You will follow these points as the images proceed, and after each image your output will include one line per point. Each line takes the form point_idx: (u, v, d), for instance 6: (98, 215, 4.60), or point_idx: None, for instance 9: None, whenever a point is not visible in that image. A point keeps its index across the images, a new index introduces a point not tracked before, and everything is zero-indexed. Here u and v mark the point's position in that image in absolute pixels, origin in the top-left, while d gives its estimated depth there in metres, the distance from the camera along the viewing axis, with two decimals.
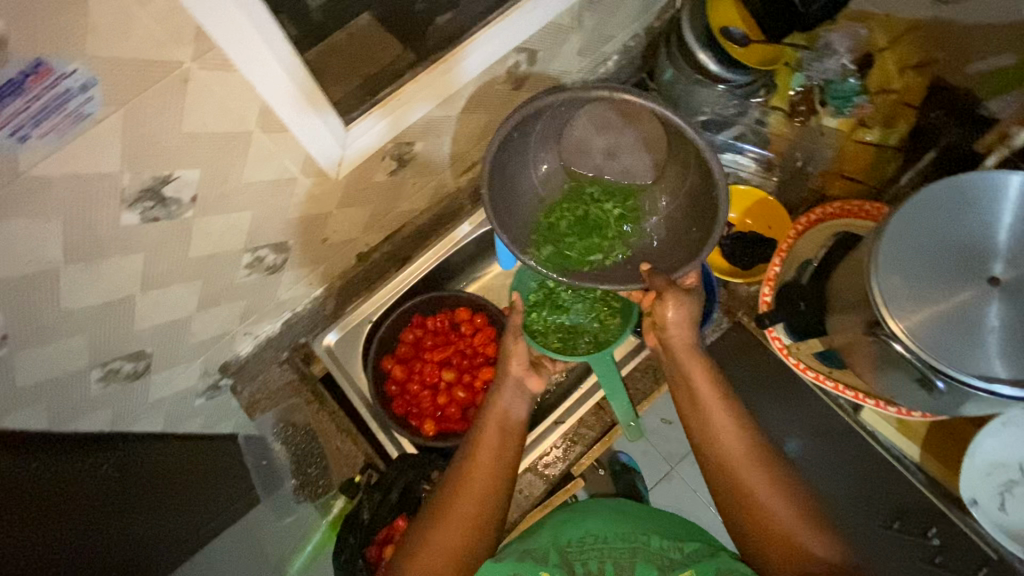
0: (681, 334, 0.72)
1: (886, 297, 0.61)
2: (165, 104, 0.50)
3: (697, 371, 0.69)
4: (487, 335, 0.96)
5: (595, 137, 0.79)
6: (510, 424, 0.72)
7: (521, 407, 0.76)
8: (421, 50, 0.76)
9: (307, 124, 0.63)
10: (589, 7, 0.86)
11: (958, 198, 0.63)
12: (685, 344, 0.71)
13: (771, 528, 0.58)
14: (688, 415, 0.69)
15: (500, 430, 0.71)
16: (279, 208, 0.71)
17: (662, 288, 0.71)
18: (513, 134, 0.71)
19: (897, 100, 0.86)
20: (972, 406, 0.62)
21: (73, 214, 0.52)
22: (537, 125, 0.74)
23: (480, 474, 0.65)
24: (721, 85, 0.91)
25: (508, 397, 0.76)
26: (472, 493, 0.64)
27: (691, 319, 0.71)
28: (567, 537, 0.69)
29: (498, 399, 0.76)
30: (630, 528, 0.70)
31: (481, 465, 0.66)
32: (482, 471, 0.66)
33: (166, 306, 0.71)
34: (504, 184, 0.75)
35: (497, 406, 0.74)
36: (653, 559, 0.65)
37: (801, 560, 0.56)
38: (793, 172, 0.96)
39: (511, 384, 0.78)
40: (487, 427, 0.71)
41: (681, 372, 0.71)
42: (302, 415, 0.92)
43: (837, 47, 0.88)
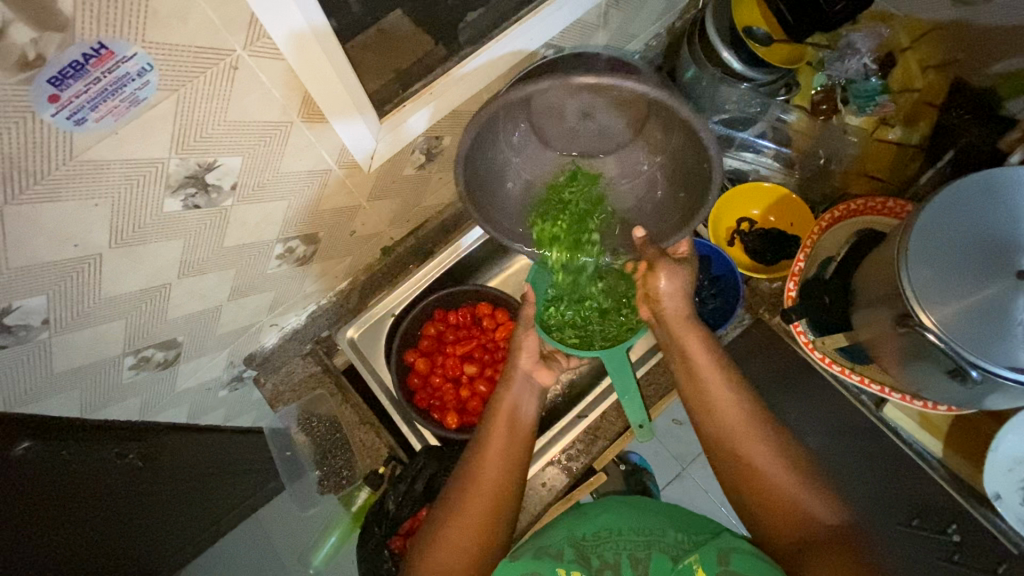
0: (677, 308, 0.74)
1: (916, 289, 0.62)
2: (215, 91, 0.51)
3: (693, 343, 0.71)
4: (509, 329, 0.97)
5: (568, 101, 0.67)
6: (520, 416, 0.72)
7: (531, 398, 0.75)
8: (453, 44, 0.77)
9: (347, 115, 0.63)
10: (615, 5, 0.87)
11: (986, 193, 0.64)
12: (680, 318, 0.73)
13: (776, 505, 0.59)
14: (685, 387, 0.70)
15: (510, 423, 0.71)
16: (313, 199, 0.72)
17: (653, 258, 0.75)
18: (488, 126, 0.67)
19: (918, 100, 0.89)
20: (1000, 398, 0.63)
21: (121, 198, 0.53)
22: (510, 109, 0.67)
23: (491, 469, 0.66)
24: (744, 84, 0.92)
25: (516, 391, 0.75)
26: (484, 489, 0.65)
27: (683, 289, 0.74)
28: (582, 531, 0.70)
29: (506, 390, 0.75)
30: (644, 521, 0.70)
31: (492, 459, 0.67)
32: (492, 457, 0.67)
33: (200, 295, 0.71)
34: (486, 172, 0.73)
35: (506, 398, 0.74)
36: (666, 549, 0.66)
37: (802, 526, 0.57)
38: (816, 170, 0.97)
39: (522, 377, 0.78)
40: (496, 419, 0.71)
41: (677, 345, 0.73)
42: (326, 407, 0.92)
43: (860, 46, 0.91)
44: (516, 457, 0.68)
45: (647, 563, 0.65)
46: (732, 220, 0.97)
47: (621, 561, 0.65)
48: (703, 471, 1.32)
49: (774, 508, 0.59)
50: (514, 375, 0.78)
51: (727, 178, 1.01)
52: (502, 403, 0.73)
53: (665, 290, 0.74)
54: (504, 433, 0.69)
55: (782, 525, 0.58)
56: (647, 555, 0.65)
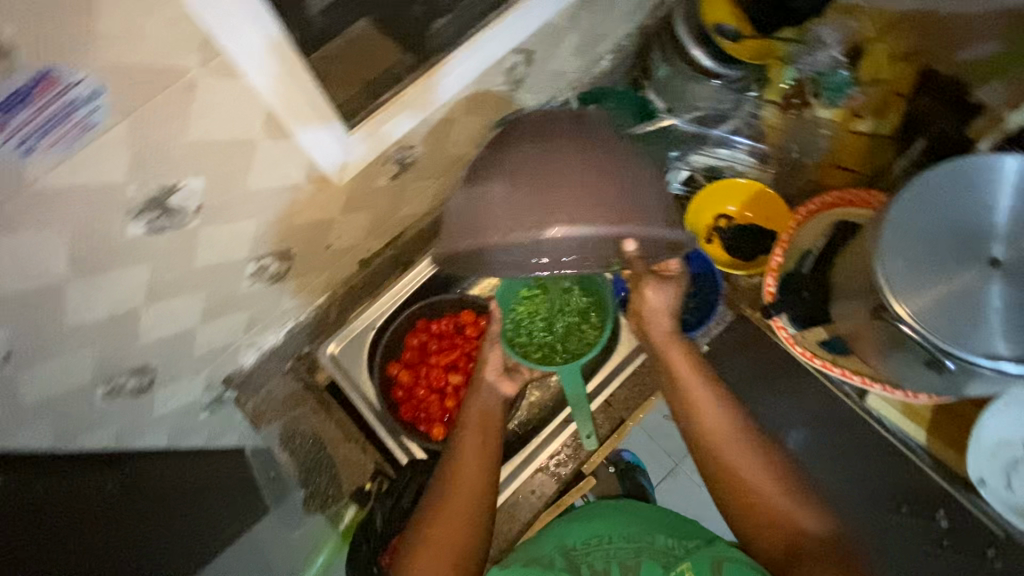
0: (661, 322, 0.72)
1: (892, 281, 0.61)
2: (172, 112, 0.50)
3: (677, 357, 0.70)
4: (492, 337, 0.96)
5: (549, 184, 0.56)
6: (489, 424, 0.75)
7: (497, 407, 0.78)
8: (420, 53, 0.76)
9: (312, 129, 0.62)
10: (583, 7, 0.87)
11: (958, 182, 0.64)
12: (666, 332, 0.72)
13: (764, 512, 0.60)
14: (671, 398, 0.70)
15: (482, 431, 0.73)
16: (283, 216, 0.70)
17: (640, 277, 0.70)
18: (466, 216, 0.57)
19: (888, 91, 0.88)
20: (978, 385, 0.63)
21: (81, 225, 0.52)
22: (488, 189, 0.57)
23: (467, 477, 0.68)
24: (715, 81, 0.94)
25: (483, 396, 0.78)
26: (462, 495, 0.66)
27: (669, 304, 0.72)
28: (575, 540, 0.71)
29: (474, 401, 0.78)
30: (637, 529, 0.71)
31: (466, 470, 0.68)
32: (467, 468, 0.69)
33: (172, 318, 0.70)
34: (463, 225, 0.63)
35: (473, 408, 0.76)
36: (657, 556, 0.65)
37: (791, 536, 0.58)
38: (790, 164, 0.98)
39: (488, 387, 0.80)
40: (467, 430, 0.73)
41: (662, 359, 0.71)
42: (308, 423, 0.90)
43: (826, 39, 0.88)
44: (490, 462, 0.70)
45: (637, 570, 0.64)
46: (710, 216, 0.96)
47: (611, 569, 0.65)
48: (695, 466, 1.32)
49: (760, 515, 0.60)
50: (482, 387, 0.79)
51: (704, 175, 1.01)
52: (468, 413, 0.76)
53: (655, 306, 0.71)
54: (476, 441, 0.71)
55: (770, 533, 0.59)
56: (637, 562, 0.65)
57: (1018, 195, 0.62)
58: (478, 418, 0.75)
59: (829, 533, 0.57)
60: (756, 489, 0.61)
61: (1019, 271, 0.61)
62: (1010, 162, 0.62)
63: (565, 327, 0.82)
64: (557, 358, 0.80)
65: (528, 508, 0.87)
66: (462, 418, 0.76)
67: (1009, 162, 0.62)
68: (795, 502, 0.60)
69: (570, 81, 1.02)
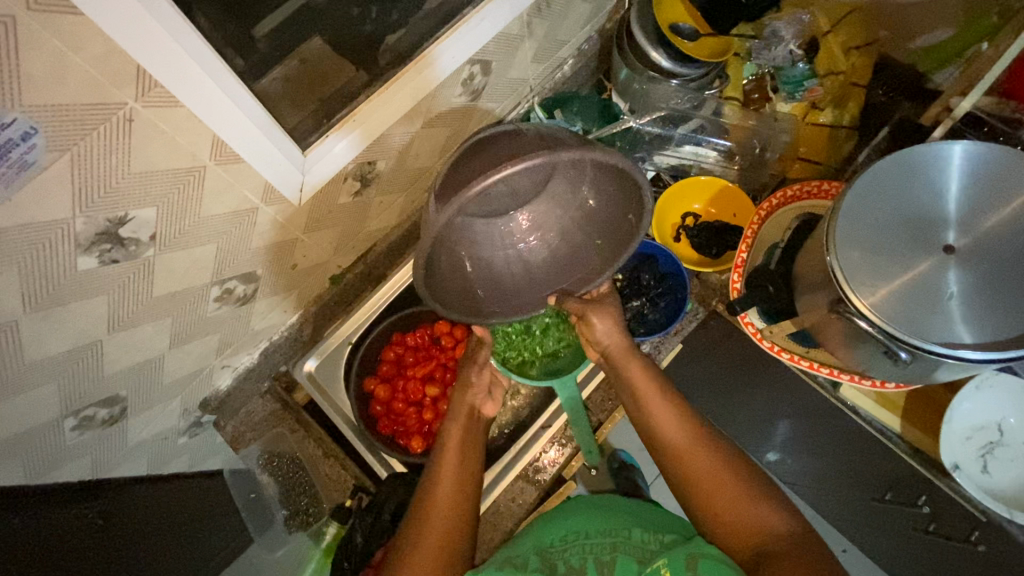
0: (616, 344, 0.74)
1: (848, 275, 0.61)
2: (113, 146, 0.50)
3: (635, 370, 0.72)
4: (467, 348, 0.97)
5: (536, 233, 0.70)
6: (468, 447, 0.73)
7: (476, 432, 0.76)
8: (373, 69, 0.76)
9: (262, 153, 0.63)
10: (538, 14, 0.87)
11: (907, 172, 0.64)
12: (621, 351, 0.74)
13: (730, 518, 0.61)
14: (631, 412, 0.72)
15: (460, 456, 0.71)
16: (243, 239, 0.71)
17: (579, 309, 0.73)
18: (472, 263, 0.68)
19: (845, 82, 0.91)
20: (945, 372, 0.62)
21: (29, 263, 0.52)
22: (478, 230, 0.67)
23: (442, 504, 0.66)
24: (674, 81, 0.92)
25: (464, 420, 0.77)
26: (436, 524, 0.64)
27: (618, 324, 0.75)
28: (550, 538, 0.70)
29: (453, 425, 0.76)
30: (614, 521, 0.70)
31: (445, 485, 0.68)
32: (447, 486, 0.68)
33: (137, 346, 0.70)
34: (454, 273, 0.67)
35: (452, 432, 0.74)
36: (631, 551, 0.64)
37: (756, 539, 0.59)
38: (752, 160, 0.97)
39: (466, 415, 0.77)
40: (445, 454, 0.71)
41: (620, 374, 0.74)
42: (287, 444, 0.92)
43: (784, 34, 0.92)
44: (465, 487, 0.68)
45: (612, 566, 0.63)
46: (677, 216, 0.97)
47: (586, 566, 0.64)
48: None
49: (725, 521, 0.61)
50: (460, 412, 0.77)
51: (669, 174, 1.01)
52: (449, 437, 0.74)
53: (602, 332, 0.75)
54: (454, 467, 0.69)
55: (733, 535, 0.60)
56: (613, 557, 0.64)
57: (967, 181, 0.63)
58: (458, 443, 0.73)
59: (788, 531, 0.59)
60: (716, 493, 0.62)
61: (975, 256, 0.61)
62: (957, 148, 0.63)
63: (545, 331, 0.87)
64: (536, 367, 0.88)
65: (511, 516, 0.87)
66: (442, 442, 0.73)
67: (956, 149, 0.63)
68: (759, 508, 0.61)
69: (532, 88, 1.02)
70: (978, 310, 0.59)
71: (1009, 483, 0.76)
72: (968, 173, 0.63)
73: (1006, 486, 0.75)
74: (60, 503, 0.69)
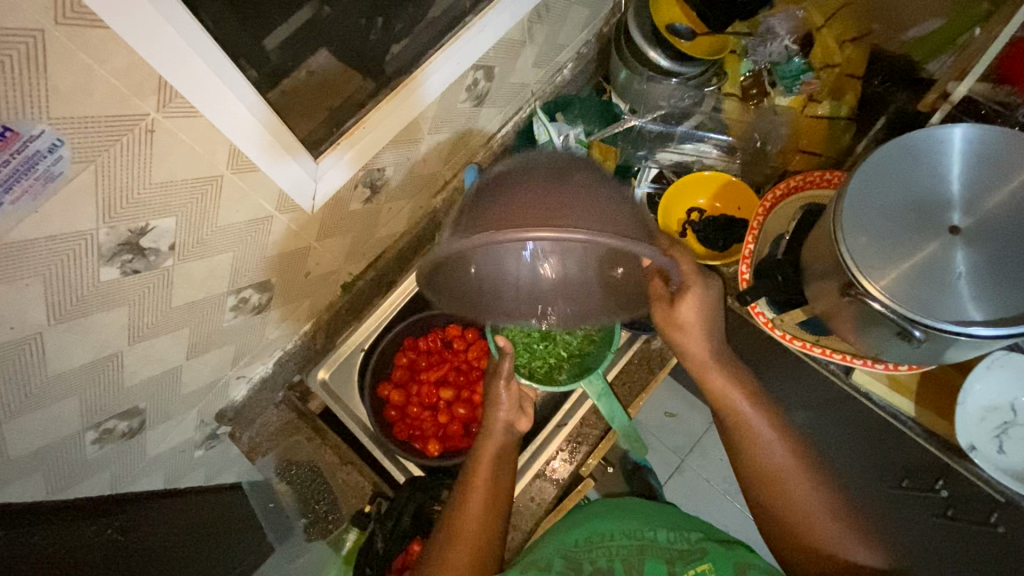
0: (699, 341, 0.70)
1: (856, 258, 0.62)
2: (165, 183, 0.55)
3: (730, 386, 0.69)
4: (480, 348, 0.98)
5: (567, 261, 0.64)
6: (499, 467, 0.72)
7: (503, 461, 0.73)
8: (380, 78, 0.78)
9: (277, 161, 0.64)
10: (538, 19, 0.89)
11: (909, 156, 0.65)
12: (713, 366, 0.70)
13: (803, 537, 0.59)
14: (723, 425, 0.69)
15: (493, 482, 0.69)
16: (259, 247, 0.72)
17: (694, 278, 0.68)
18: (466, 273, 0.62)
19: (841, 73, 0.92)
20: (955, 352, 0.64)
21: (53, 274, 0.53)
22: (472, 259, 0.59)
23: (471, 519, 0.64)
24: (674, 79, 0.94)
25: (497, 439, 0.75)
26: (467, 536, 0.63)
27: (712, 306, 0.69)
28: (573, 541, 0.69)
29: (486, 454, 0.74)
30: (638, 526, 0.70)
31: (474, 507, 0.66)
32: (474, 506, 0.66)
33: (157, 357, 0.71)
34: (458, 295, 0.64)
35: (487, 451, 0.73)
36: (660, 552, 0.64)
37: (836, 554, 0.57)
38: (754, 152, 0.99)
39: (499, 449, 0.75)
40: (478, 477, 0.70)
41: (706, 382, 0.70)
42: (304, 452, 0.93)
43: (779, 30, 0.94)
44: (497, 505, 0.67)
45: (641, 564, 0.62)
46: (682, 212, 0.98)
47: (613, 565, 0.63)
48: (700, 461, 1.37)
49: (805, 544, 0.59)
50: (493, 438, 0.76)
51: (672, 171, 1.02)
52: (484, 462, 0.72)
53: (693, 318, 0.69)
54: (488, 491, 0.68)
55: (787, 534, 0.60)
56: (642, 559, 0.64)
57: (968, 163, 0.64)
58: (489, 467, 0.72)
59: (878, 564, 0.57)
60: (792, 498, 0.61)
61: (980, 236, 0.62)
62: (956, 132, 0.64)
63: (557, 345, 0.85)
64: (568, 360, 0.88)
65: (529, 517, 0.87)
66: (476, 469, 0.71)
67: (955, 132, 0.64)
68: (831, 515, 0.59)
69: (534, 92, 1.04)
70: (988, 288, 0.60)
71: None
72: (967, 154, 0.64)
73: (1020, 466, 0.75)
74: (80, 520, 0.70)
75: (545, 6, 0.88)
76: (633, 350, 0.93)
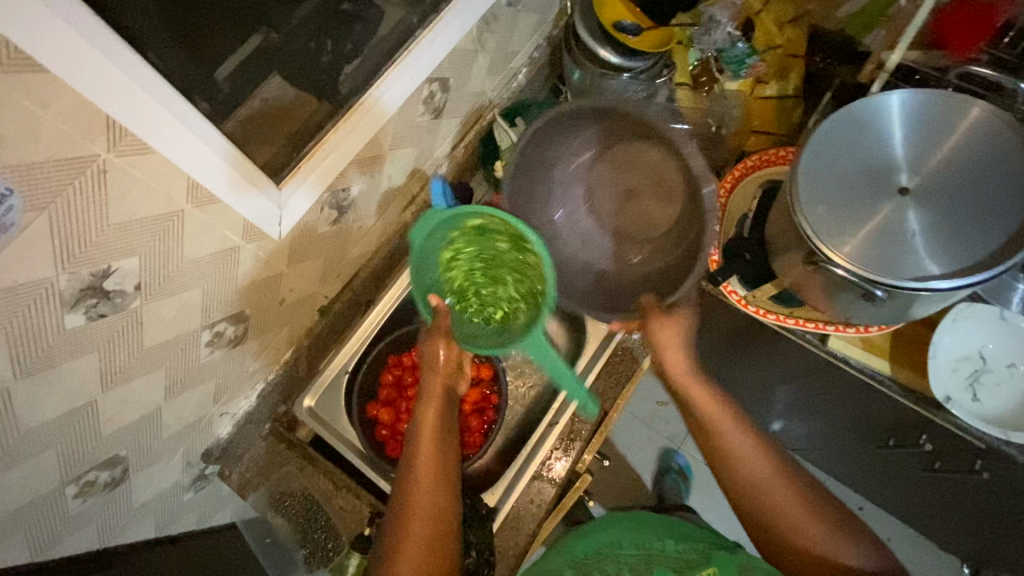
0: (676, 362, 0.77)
1: (815, 227, 0.64)
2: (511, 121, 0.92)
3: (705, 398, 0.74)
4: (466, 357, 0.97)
5: (580, 253, 0.86)
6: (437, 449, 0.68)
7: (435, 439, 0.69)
8: (336, 99, 0.78)
9: (237, 189, 0.63)
10: (486, 28, 0.91)
11: (852, 126, 0.68)
12: (686, 379, 0.76)
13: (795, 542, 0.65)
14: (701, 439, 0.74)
15: (435, 473, 0.66)
16: (229, 278, 0.71)
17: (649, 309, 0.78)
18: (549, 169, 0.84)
19: (783, 54, 0.96)
20: (920, 307, 0.66)
21: (15, 328, 0.51)
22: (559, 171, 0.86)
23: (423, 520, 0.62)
24: (625, 74, 0.98)
25: (434, 412, 0.72)
26: (421, 535, 0.61)
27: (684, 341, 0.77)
28: (582, 554, 0.73)
29: (419, 439, 0.69)
30: (644, 535, 0.75)
31: (422, 489, 0.64)
32: (424, 489, 0.64)
33: (134, 402, 0.69)
34: (527, 184, 0.84)
35: (427, 420, 0.71)
36: (667, 561, 0.68)
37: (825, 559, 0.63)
38: (711, 138, 0.98)
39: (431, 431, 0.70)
40: (422, 448, 0.68)
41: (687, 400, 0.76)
42: (298, 482, 0.90)
43: (720, 18, 0.95)
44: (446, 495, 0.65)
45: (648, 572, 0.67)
46: None
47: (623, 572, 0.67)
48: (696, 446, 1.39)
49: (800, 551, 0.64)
50: (426, 420, 0.71)
51: None
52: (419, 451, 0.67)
53: (669, 347, 0.77)
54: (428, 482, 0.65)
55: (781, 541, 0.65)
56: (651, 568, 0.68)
57: (909, 126, 0.67)
58: (425, 452, 0.67)
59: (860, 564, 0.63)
60: (780, 502, 0.66)
61: (928, 193, 0.65)
62: (892, 99, 0.67)
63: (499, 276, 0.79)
64: (516, 318, 0.79)
65: (527, 524, 0.87)
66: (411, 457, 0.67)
67: (892, 98, 0.67)
68: (820, 518, 0.65)
69: (491, 100, 1.06)
70: (942, 242, 0.63)
71: (996, 406, 0.79)
72: (907, 118, 0.67)
73: (994, 411, 0.78)
74: None
75: (492, 15, 0.90)
76: (613, 342, 0.94)
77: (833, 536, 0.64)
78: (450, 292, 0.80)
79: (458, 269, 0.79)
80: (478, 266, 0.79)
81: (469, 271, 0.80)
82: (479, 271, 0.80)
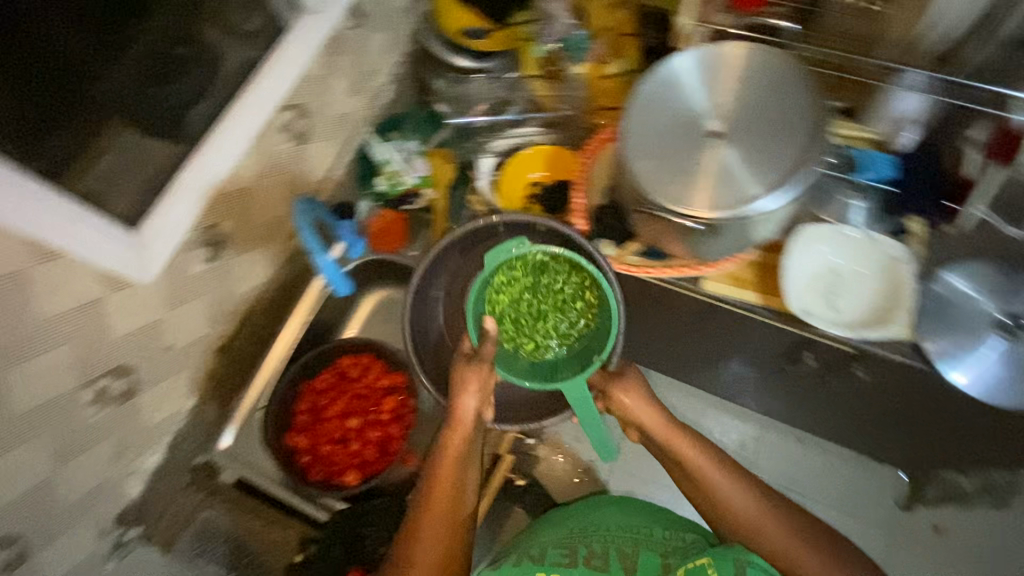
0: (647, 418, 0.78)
1: (646, 187, 0.72)
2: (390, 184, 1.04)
3: (686, 449, 0.75)
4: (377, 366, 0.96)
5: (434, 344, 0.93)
6: (456, 456, 0.71)
7: (458, 441, 0.72)
8: (188, 138, 0.79)
9: (85, 236, 0.64)
10: (333, 52, 0.95)
11: (657, 90, 0.75)
12: (665, 429, 0.77)
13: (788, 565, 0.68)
14: (694, 494, 0.76)
15: (450, 497, 0.69)
16: (93, 328, 0.70)
17: (604, 386, 0.78)
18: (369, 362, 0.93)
19: (618, 34, 1.03)
20: (760, 228, 0.73)
21: None
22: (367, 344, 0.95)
23: (434, 524, 0.67)
24: (481, 75, 1.11)
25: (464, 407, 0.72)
26: (431, 540, 0.67)
27: (642, 394, 0.78)
28: (569, 534, 0.84)
29: (442, 456, 0.71)
30: (638, 522, 0.85)
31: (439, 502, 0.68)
32: (441, 499, 0.69)
33: (16, 474, 0.67)
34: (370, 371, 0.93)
35: (461, 415, 0.72)
36: (654, 546, 0.79)
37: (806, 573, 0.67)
38: (567, 120, 1.07)
39: (460, 453, 0.71)
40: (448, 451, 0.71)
41: (672, 454, 0.76)
42: (223, 523, 0.92)
43: (554, 11, 1.02)
44: (460, 523, 0.70)
45: (635, 557, 0.77)
46: (521, 189, 1.00)
47: (608, 552, 0.79)
48: None
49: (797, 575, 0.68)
50: (460, 427, 0.72)
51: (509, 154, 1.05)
52: (438, 467, 0.70)
53: (636, 409, 0.78)
54: (444, 502, 0.69)
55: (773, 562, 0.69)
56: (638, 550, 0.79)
57: (702, 75, 0.74)
58: (445, 464, 0.70)
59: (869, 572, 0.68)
60: (786, 552, 0.68)
61: (736, 129, 0.72)
62: (679, 57, 0.75)
63: (549, 308, 0.81)
64: (545, 351, 0.81)
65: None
66: (430, 475, 0.70)
67: (677, 57, 0.75)
68: (836, 545, 0.69)
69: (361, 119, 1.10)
70: (759, 167, 0.70)
71: (856, 310, 0.84)
72: (699, 69, 0.74)
73: (856, 317, 0.84)
74: None
75: (336, 39, 0.94)
76: None
77: (828, 546, 0.68)
78: (492, 307, 0.79)
79: (507, 296, 0.80)
80: (534, 300, 0.81)
81: (521, 298, 0.81)
82: (529, 307, 0.81)
